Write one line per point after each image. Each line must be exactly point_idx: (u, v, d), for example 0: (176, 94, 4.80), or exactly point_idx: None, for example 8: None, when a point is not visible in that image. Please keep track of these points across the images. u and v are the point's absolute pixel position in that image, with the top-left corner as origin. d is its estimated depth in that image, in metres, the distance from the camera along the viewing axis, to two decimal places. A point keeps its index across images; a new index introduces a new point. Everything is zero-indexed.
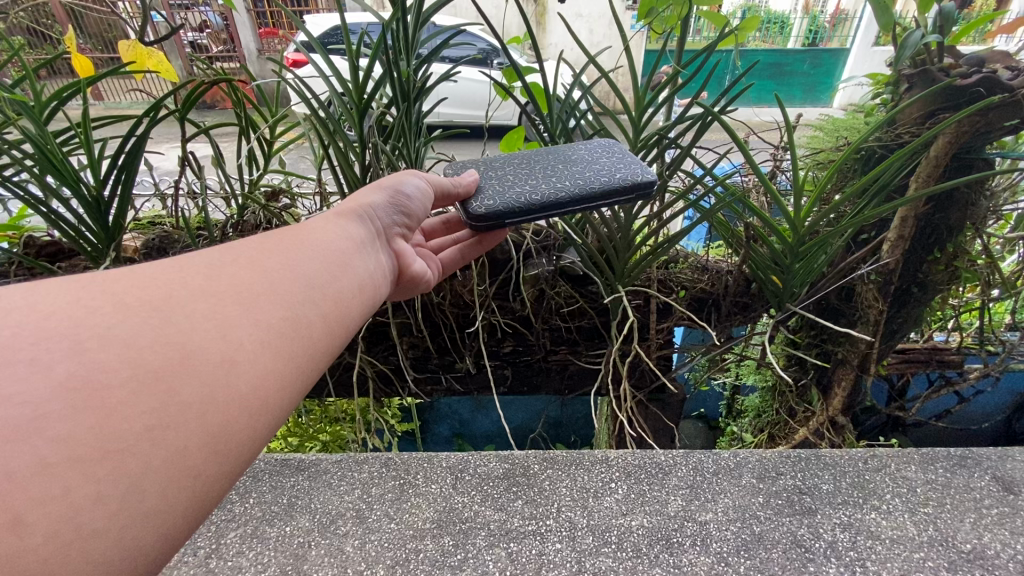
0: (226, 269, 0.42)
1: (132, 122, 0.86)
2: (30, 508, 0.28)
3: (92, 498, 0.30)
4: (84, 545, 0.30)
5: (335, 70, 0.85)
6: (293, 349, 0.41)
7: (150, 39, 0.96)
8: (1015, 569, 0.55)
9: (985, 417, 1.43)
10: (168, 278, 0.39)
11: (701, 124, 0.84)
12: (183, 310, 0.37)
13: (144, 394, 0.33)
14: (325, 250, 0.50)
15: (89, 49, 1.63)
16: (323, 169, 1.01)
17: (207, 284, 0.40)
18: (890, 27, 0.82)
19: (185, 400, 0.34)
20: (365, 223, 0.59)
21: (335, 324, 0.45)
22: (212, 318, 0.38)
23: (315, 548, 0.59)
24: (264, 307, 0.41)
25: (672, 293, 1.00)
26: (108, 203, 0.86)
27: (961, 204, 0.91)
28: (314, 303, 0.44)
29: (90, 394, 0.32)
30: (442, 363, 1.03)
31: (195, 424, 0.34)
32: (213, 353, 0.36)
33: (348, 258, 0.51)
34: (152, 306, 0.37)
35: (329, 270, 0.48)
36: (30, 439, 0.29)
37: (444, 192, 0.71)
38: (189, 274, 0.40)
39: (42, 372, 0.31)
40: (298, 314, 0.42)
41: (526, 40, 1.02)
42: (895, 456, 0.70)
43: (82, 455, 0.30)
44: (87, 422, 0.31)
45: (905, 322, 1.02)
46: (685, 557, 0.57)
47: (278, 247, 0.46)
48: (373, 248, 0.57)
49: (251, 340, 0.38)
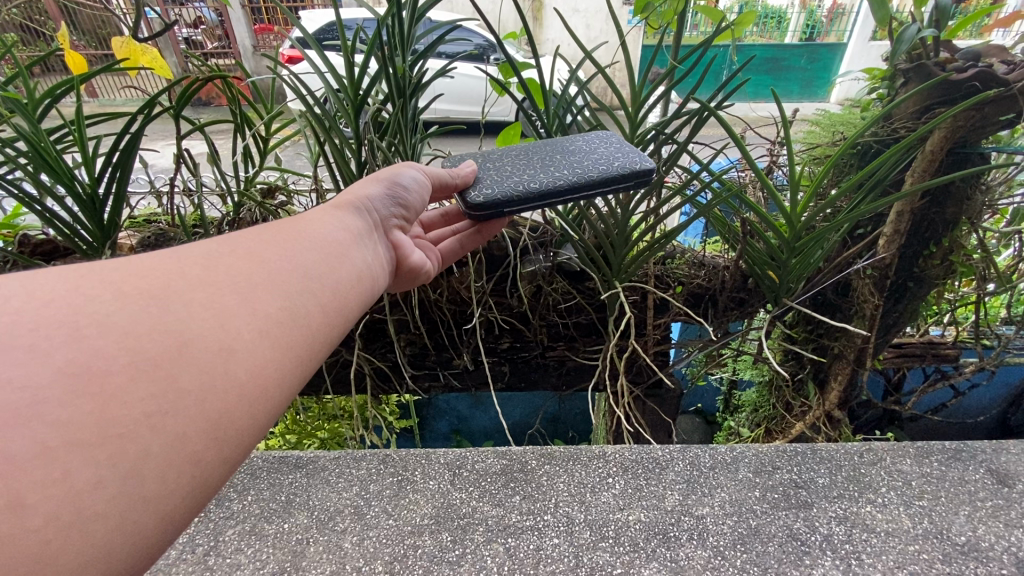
0: (224, 259, 0.42)
1: (127, 119, 0.86)
2: (29, 492, 0.28)
3: (93, 482, 0.30)
4: (84, 528, 0.29)
5: (329, 66, 0.85)
6: (291, 338, 0.41)
7: (144, 36, 0.95)
8: (1010, 562, 0.55)
9: (981, 410, 1.44)
10: (165, 268, 0.39)
11: (697, 119, 0.84)
12: (181, 300, 0.37)
13: (143, 380, 0.33)
14: (323, 241, 0.50)
15: (83, 46, 1.61)
16: (319, 166, 1.01)
17: (205, 274, 0.40)
18: (887, 22, 0.82)
19: (184, 388, 0.34)
20: (362, 215, 0.58)
21: (334, 314, 0.45)
22: (210, 308, 0.38)
23: (314, 544, 0.59)
24: (263, 297, 0.41)
25: (669, 289, 1.00)
26: (103, 201, 0.86)
27: (956, 198, 0.91)
28: (312, 294, 0.44)
29: (90, 379, 0.32)
30: (440, 360, 1.03)
31: (194, 411, 0.34)
32: (210, 342, 0.36)
33: (345, 249, 0.51)
34: (150, 296, 0.36)
35: (326, 261, 0.48)
36: (29, 423, 0.29)
37: (442, 183, 0.71)
38: (187, 264, 0.40)
39: (42, 357, 0.31)
40: (296, 305, 0.42)
41: (522, 35, 1.01)
42: (891, 449, 0.70)
43: (82, 440, 0.30)
44: (87, 408, 0.31)
45: (900, 316, 1.03)
46: (682, 551, 0.57)
47: (275, 238, 0.46)
48: (370, 240, 0.57)
49: (249, 330, 0.38)
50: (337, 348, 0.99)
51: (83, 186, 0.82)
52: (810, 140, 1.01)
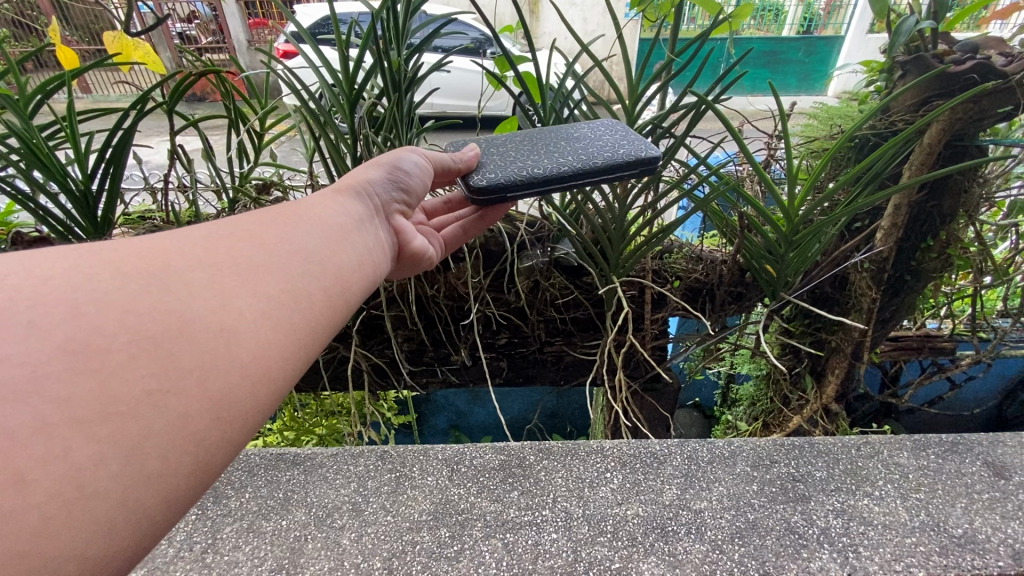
0: (223, 241, 0.41)
1: (119, 115, 0.85)
2: (29, 467, 0.28)
3: (94, 459, 0.30)
4: (84, 505, 0.29)
5: (324, 60, 0.84)
6: (294, 320, 0.40)
7: (136, 30, 0.93)
8: (1006, 554, 0.56)
9: (978, 403, 1.45)
10: (166, 248, 0.39)
11: (695, 113, 0.83)
12: (181, 280, 0.37)
13: (143, 359, 0.33)
14: (325, 224, 0.49)
15: (75, 41, 1.60)
16: (314, 161, 1.00)
17: (204, 255, 0.39)
18: (885, 14, 0.81)
19: (185, 365, 0.34)
20: (363, 200, 0.57)
21: (336, 297, 0.44)
22: (211, 288, 0.37)
23: (312, 541, 0.59)
24: (262, 278, 0.40)
25: (666, 284, 1.00)
26: (96, 197, 0.85)
27: (954, 191, 0.91)
28: (314, 276, 0.43)
29: (91, 356, 0.32)
30: (437, 356, 1.03)
31: (195, 389, 0.33)
32: (214, 321, 0.36)
33: (346, 232, 0.50)
34: (153, 273, 0.36)
35: (328, 244, 0.47)
36: (30, 400, 0.29)
37: (444, 167, 0.70)
38: (188, 245, 0.40)
39: (42, 336, 0.31)
40: (297, 287, 0.41)
41: (519, 28, 1.00)
42: (888, 442, 0.70)
43: (83, 416, 0.30)
44: (87, 384, 0.31)
45: (898, 309, 1.03)
46: (680, 545, 0.57)
47: (276, 221, 0.46)
48: (372, 225, 0.56)
49: (251, 310, 0.38)
50: (335, 345, 0.99)
51: (75, 182, 0.81)
52: (808, 133, 1.01)
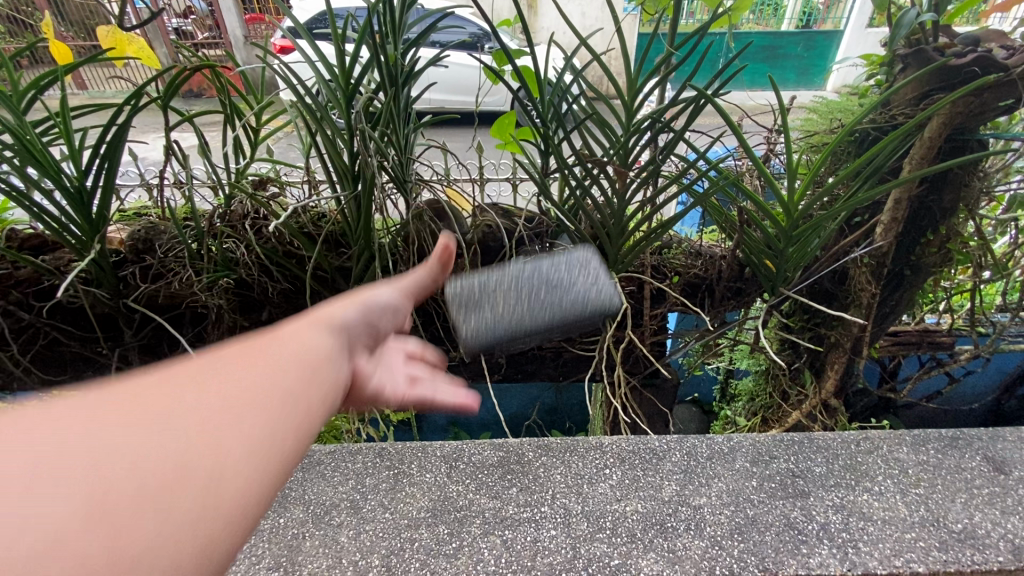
0: (178, 395, 0.34)
1: (114, 110, 0.84)
2: (71, 531, 0.27)
3: (136, 522, 0.29)
4: (148, 558, 0.28)
5: (320, 55, 0.83)
6: (276, 460, 0.35)
7: (130, 24, 0.92)
8: (1006, 549, 0.55)
9: (976, 398, 1.44)
10: (108, 415, 0.32)
11: (694, 107, 0.83)
12: (143, 446, 0.31)
13: (140, 468, 0.30)
14: (297, 351, 0.42)
15: (71, 36, 1.59)
16: (311, 157, 1.00)
17: (160, 417, 0.33)
18: (885, 6, 0.81)
19: (190, 466, 0.31)
20: (330, 327, 0.47)
21: (315, 426, 0.39)
22: (179, 448, 0.32)
23: (309, 539, 0.58)
24: (250, 419, 0.35)
25: (665, 279, 0.99)
26: (91, 194, 0.84)
27: (954, 185, 0.91)
28: (289, 412, 0.37)
29: (95, 455, 0.30)
30: (435, 352, 1.02)
31: (196, 500, 0.31)
32: (201, 472, 0.32)
33: (321, 357, 0.43)
34: (106, 437, 0.31)
35: (301, 375, 0.40)
36: (47, 488, 0.28)
37: (417, 284, 0.57)
38: (136, 403, 0.33)
39: (36, 450, 0.29)
40: (270, 437, 0.35)
41: (516, 23, 0.99)
42: (887, 438, 0.70)
43: (100, 495, 0.29)
44: (98, 473, 0.29)
45: (897, 304, 1.02)
46: (679, 541, 0.57)
47: (239, 360, 0.39)
48: (344, 349, 0.47)
49: (231, 463, 0.33)
50: None
51: (70, 179, 0.80)
52: (807, 127, 1.00)
